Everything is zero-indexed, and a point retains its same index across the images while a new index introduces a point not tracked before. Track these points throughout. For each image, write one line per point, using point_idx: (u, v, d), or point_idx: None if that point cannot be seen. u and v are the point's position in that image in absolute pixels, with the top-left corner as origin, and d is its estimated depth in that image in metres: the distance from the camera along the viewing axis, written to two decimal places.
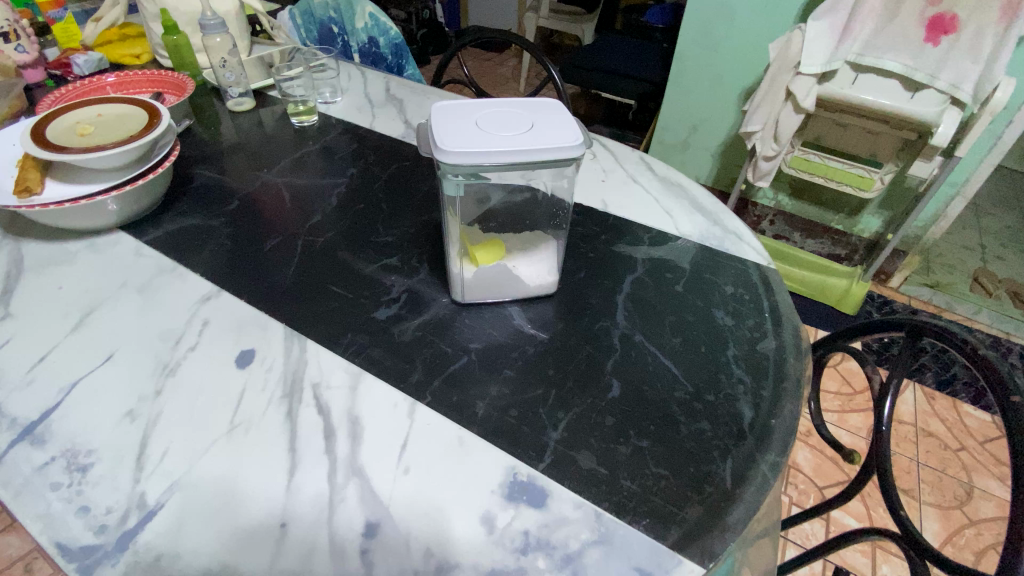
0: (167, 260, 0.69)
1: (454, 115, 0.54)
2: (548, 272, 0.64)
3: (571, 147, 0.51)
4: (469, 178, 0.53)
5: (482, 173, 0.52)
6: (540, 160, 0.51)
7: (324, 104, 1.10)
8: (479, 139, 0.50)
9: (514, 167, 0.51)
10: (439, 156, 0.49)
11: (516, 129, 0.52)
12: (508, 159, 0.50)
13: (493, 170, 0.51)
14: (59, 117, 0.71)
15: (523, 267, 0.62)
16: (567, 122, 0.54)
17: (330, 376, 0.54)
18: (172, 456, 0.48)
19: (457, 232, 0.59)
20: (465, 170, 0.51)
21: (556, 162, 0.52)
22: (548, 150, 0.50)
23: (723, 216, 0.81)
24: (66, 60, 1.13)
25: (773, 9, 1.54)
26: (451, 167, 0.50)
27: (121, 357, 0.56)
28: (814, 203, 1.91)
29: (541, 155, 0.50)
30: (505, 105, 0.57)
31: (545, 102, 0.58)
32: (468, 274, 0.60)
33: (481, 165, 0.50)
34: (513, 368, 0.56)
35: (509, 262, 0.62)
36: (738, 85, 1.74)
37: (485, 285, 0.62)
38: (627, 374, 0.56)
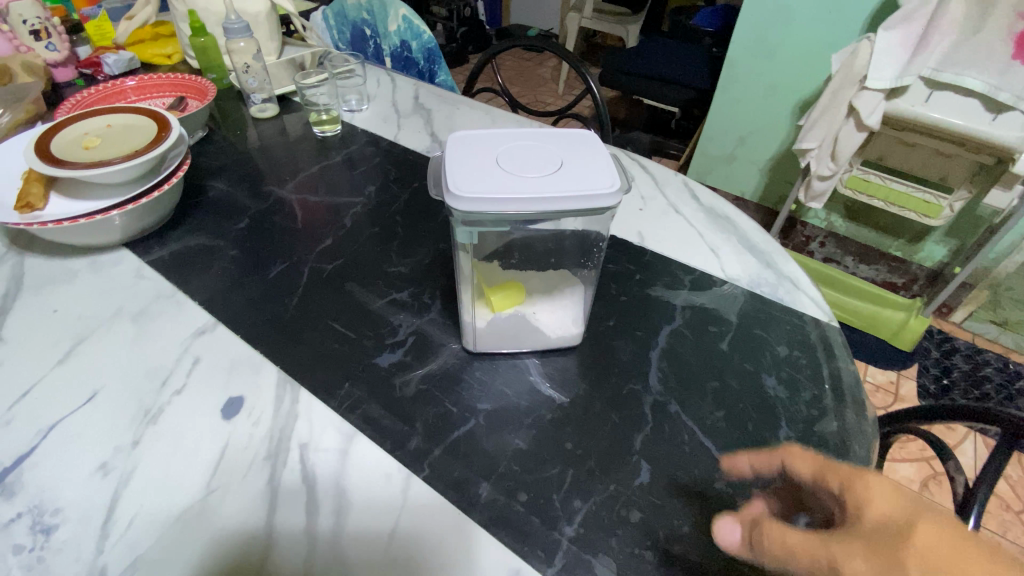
0: (167, 284, 0.65)
1: (475, 148, 0.47)
2: (572, 321, 0.56)
3: (606, 195, 0.43)
4: (485, 227, 0.46)
5: (500, 222, 0.45)
6: (569, 209, 0.44)
7: (349, 111, 1.05)
8: (499, 182, 0.43)
9: (538, 215, 0.44)
10: (451, 204, 0.42)
11: (544, 169, 0.45)
12: (530, 208, 0.43)
13: (513, 219, 0.44)
14: (67, 128, 0.67)
15: (544, 314, 0.55)
16: (603, 163, 0.47)
17: (321, 436, 0.49)
18: (141, 523, 0.43)
19: (470, 270, 0.52)
20: (480, 220, 0.44)
21: (587, 212, 0.45)
22: (579, 198, 0.43)
23: (778, 258, 0.72)
24: (97, 59, 1.12)
25: (837, 16, 1.41)
26: (465, 215, 0.43)
27: (103, 397, 0.52)
28: (870, 226, 1.76)
29: (570, 203, 0.43)
30: (535, 138, 0.50)
31: (580, 136, 0.51)
32: (480, 322, 0.54)
33: (499, 213, 0.43)
34: (526, 438, 0.49)
35: (527, 307, 0.55)
36: (793, 97, 1.61)
37: (499, 334, 0.55)
38: (658, 454, 0.48)
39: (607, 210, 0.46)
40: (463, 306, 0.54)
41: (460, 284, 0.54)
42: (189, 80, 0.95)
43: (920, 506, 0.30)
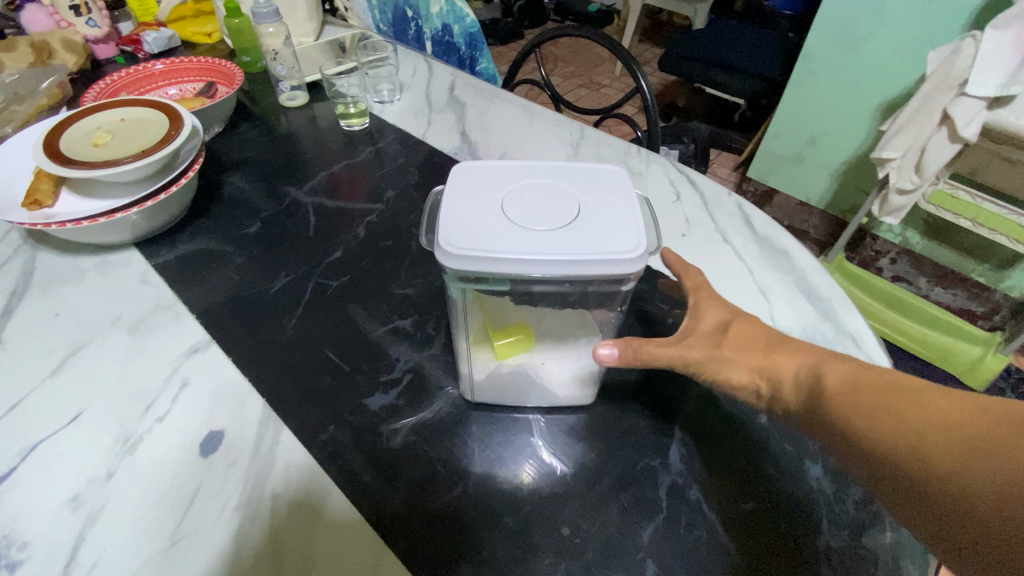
0: (168, 292, 0.62)
1: (480, 185, 0.41)
2: (585, 377, 0.49)
3: (621, 262, 0.36)
4: (479, 286, 0.40)
5: (496, 280, 0.39)
6: (579, 275, 0.37)
7: (380, 103, 0.99)
8: (499, 235, 0.37)
9: (543, 277, 0.38)
10: (441, 259, 0.36)
11: (558, 219, 0.38)
12: (532, 270, 0.36)
13: (514, 278, 0.38)
14: (81, 123, 0.66)
15: (553, 367, 0.48)
16: (628, 214, 0.39)
17: (297, 488, 0.45)
18: (100, 570, 0.41)
19: (472, 309, 0.44)
20: (473, 277, 0.39)
21: (601, 277, 0.38)
22: (590, 263, 0.36)
23: (840, 309, 0.62)
24: (137, 36, 1.11)
25: (939, 6, 1.22)
26: (457, 272, 0.38)
27: (87, 419, 0.50)
28: (951, 247, 1.57)
29: (582, 267, 0.36)
30: (553, 175, 0.43)
31: (608, 175, 0.43)
32: (478, 373, 0.48)
33: (496, 272, 0.37)
34: (517, 516, 0.44)
35: (536, 358, 0.47)
36: (876, 97, 1.43)
37: (499, 386, 0.49)
38: (668, 553, 0.42)
39: (626, 275, 0.39)
40: (461, 351, 0.48)
41: (459, 325, 0.47)
42: (217, 64, 0.92)
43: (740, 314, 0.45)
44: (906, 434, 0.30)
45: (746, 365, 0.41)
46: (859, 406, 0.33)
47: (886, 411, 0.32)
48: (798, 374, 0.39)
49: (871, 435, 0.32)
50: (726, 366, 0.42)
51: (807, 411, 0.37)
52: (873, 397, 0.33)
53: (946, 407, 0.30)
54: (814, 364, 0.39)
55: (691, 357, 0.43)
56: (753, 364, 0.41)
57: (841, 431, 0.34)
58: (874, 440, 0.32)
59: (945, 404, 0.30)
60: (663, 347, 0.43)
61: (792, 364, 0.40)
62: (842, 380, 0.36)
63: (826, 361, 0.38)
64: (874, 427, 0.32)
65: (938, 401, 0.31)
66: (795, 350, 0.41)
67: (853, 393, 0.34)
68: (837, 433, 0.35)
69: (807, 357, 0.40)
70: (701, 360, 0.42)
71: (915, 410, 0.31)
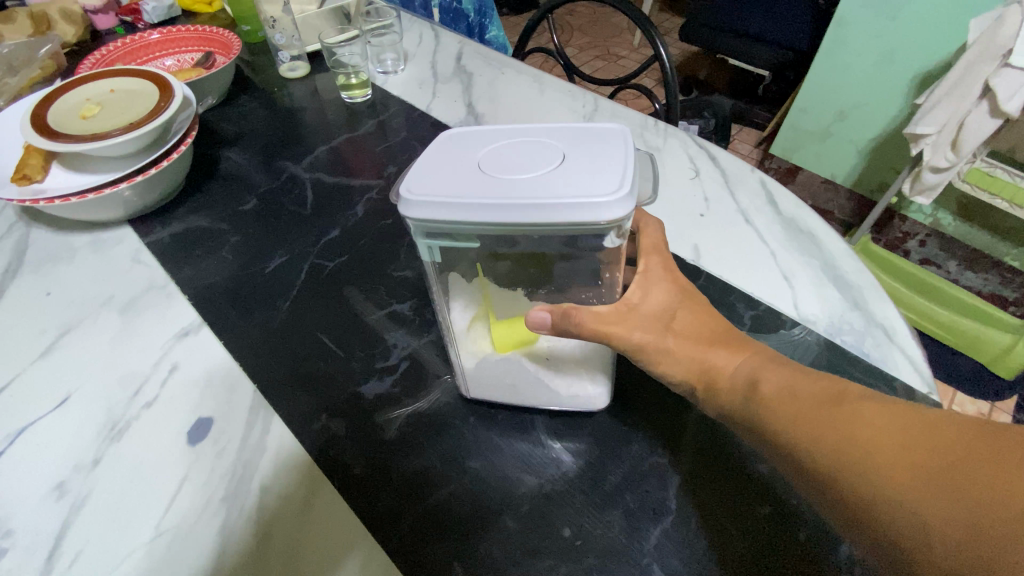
0: (160, 272, 0.60)
1: (462, 146, 0.39)
2: (594, 374, 0.44)
3: (598, 202, 0.31)
4: (450, 243, 0.38)
5: (465, 233, 0.36)
6: (551, 221, 0.32)
7: (384, 74, 0.95)
8: (463, 184, 0.34)
9: (513, 227, 0.34)
10: (400, 210, 0.34)
11: (534, 167, 0.35)
12: (494, 218, 0.32)
13: (484, 229, 0.34)
14: (68, 92, 0.63)
15: (557, 361, 0.44)
16: (615, 163, 0.34)
17: (286, 480, 0.43)
18: (84, 562, 0.39)
19: (473, 291, 0.42)
20: (440, 232, 0.36)
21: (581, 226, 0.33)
22: (564, 205, 0.32)
23: (870, 296, 0.57)
24: (137, 6, 1.07)
25: None
26: (421, 225, 0.35)
27: (75, 403, 0.48)
28: (986, 228, 1.48)
29: (550, 213, 0.32)
30: (544, 135, 0.39)
31: (607, 132, 0.39)
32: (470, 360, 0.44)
33: (458, 222, 0.33)
34: (515, 515, 0.41)
35: (538, 350, 0.44)
36: (913, 68, 1.33)
37: (492, 377, 0.45)
38: (676, 557, 0.39)
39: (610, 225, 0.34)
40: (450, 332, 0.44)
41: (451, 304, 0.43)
42: (214, 33, 0.88)
43: (682, 297, 0.41)
44: (851, 454, 0.30)
45: (688, 361, 0.39)
46: (803, 420, 0.32)
47: (830, 428, 0.31)
48: (737, 374, 0.38)
49: (815, 452, 0.31)
50: (666, 359, 0.40)
51: (740, 413, 0.37)
52: (816, 413, 0.32)
53: (892, 426, 0.29)
54: (754, 367, 0.37)
55: (640, 341, 0.39)
56: (694, 360, 0.39)
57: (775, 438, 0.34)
58: (819, 457, 0.31)
59: (888, 422, 0.30)
60: (607, 321, 0.38)
61: (731, 364, 0.38)
62: (783, 390, 0.35)
63: (764, 364, 0.37)
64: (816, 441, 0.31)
65: (881, 419, 0.30)
66: (733, 346, 0.39)
67: (797, 406, 0.33)
68: (777, 444, 0.34)
69: (747, 357, 0.38)
70: (647, 347, 0.39)
71: (858, 429, 0.30)
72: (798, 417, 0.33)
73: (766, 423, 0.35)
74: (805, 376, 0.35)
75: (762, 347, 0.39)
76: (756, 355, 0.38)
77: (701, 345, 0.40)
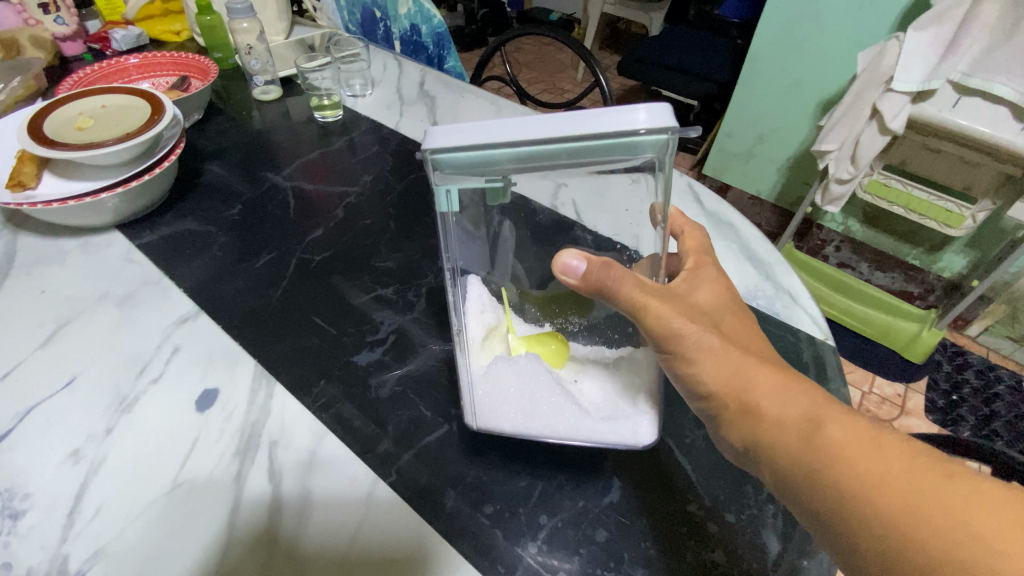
0: (153, 269, 0.65)
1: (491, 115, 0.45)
2: (636, 388, 0.46)
3: (633, 114, 0.37)
4: (468, 183, 0.43)
5: (489, 170, 0.41)
6: (592, 135, 0.37)
7: (353, 97, 1.03)
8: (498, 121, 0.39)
9: (548, 151, 0.38)
10: (421, 151, 0.39)
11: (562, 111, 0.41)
12: (530, 135, 0.37)
13: (517, 158, 0.39)
14: (61, 107, 0.68)
15: (590, 379, 0.47)
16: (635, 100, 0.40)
17: (291, 435, 0.49)
18: (105, 514, 0.43)
19: (499, 319, 0.51)
20: (462, 171, 0.41)
21: (616, 143, 0.38)
22: (604, 114, 0.36)
23: (779, 269, 0.69)
24: (106, 34, 1.12)
25: (867, 11, 1.33)
26: (451, 162, 0.39)
27: (82, 383, 0.52)
28: (889, 233, 1.69)
29: (585, 123, 0.36)
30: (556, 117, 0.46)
31: None
32: (495, 365, 0.46)
33: (494, 147, 0.38)
34: (497, 449, 0.48)
35: (568, 374, 0.48)
36: (816, 94, 1.54)
37: (523, 391, 0.45)
38: (633, 469, 0.47)
39: (642, 142, 0.38)
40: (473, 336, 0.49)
41: (475, 313, 0.50)
42: (190, 59, 0.94)
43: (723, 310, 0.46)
44: (941, 527, 0.32)
45: (725, 368, 0.41)
46: (867, 479, 0.35)
47: (912, 494, 0.33)
48: (789, 408, 0.39)
49: (896, 518, 0.33)
50: (706, 360, 0.41)
51: (791, 448, 0.38)
52: (893, 476, 0.34)
53: (974, 495, 0.33)
54: (809, 408, 0.39)
55: (682, 329, 0.41)
56: (736, 381, 0.41)
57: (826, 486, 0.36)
58: (902, 526, 0.33)
59: (967, 489, 0.33)
60: (644, 293, 0.41)
61: (778, 397, 0.40)
62: (842, 439, 0.37)
63: (820, 405, 0.39)
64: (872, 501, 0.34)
65: (963, 489, 0.33)
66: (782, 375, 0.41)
67: (872, 463, 0.35)
68: (842, 502, 0.35)
69: (799, 390, 0.40)
70: (686, 336, 0.41)
71: (945, 500, 0.33)
72: (877, 479, 0.35)
73: (833, 477, 0.36)
74: (865, 424, 0.38)
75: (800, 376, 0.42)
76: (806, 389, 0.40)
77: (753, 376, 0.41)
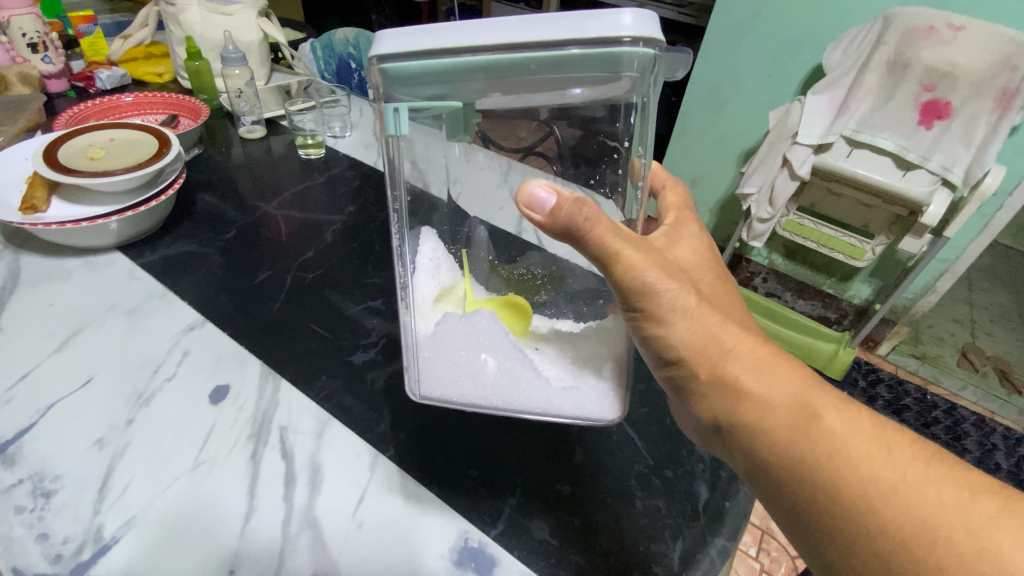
0: (157, 285, 0.71)
1: None
2: (601, 357, 0.50)
3: (617, 17, 0.36)
4: (421, 103, 0.45)
5: (447, 80, 0.41)
6: (565, 41, 0.36)
7: (333, 138, 1.13)
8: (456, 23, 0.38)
9: (514, 61, 0.38)
10: (370, 58, 0.40)
11: None
12: (492, 36, 0.36)
13: (476, 67, 0.39)
14: (72, 140, 0.75)
15: (553, 349, 0.50)
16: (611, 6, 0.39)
17: (299, 420, 0.56)
18: (133, 490, 0.49)
19: (454, 282, 0.55)
20: (416, 81, 0.41)
21: (595, 52, 0.37)
22: (580, 21, 0.36)
23: None
24: (90, 74, 1.18)
25: (775, 78, 1.51)
26: (401, 67, 0.39)
27: (99, 382, 0.57)
28: (807, 266, 1.91)
29: (552, 25, 0.36)
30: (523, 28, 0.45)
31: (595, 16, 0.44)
32: (445, 327, 0.48)
33: (452, 51, 0.37)
34: (479, 427, 0.57)
35: (529, 344, 0.50)
36: (739, 144, 1.69)
37: (485, 359, 0.47)
38: (591, 439, 0.57)
39: (625, 52, 0.38)
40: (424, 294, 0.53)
41: (430, 273, 0.54)
42: (183, 100, 1.03)
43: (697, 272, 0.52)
44: (922, 524, 0.37)
45: (697, 333, 0.45)
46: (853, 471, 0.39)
47: (919, 502, 0.38)
48: (780, 394, 0.43)
49: (887, 513, 0.38)
50: (680, 322, 0.44)
51: (780, 433, 0.42)
52: (905, 483, 0.39)
53: (964, 501, 0.38)
54: (803, 397, 0.43)
55: (653, 283, 0.43)
56: (717, 359, 0.45)
57: (813, 474, 0.40)
58: (917, 536, 0.37)
59: (986, 506, 0.37)
60: (618, 239, 0.41)
61: (766, 382, 0.44)
62: (836, 433, 0.41)
63: (816, 397, 0.43)
64: (857, 493, 0.39)
65: (941, 495, 0.38)
66: (780, 369, 0.45)
67: (884, 467, 0.39)
68: (835, 493, 0.39)
69: (791, 376, 0.44)
70: (660, 291, 0.43)
71: (927, 499, 0.38)
72: (890, 486, 0.39)
73: (822, 467, 0.40)
74: (860, 420, 0.42)
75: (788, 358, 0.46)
76: (800, 379, 0.44)
77: (740, 362, 0.45)
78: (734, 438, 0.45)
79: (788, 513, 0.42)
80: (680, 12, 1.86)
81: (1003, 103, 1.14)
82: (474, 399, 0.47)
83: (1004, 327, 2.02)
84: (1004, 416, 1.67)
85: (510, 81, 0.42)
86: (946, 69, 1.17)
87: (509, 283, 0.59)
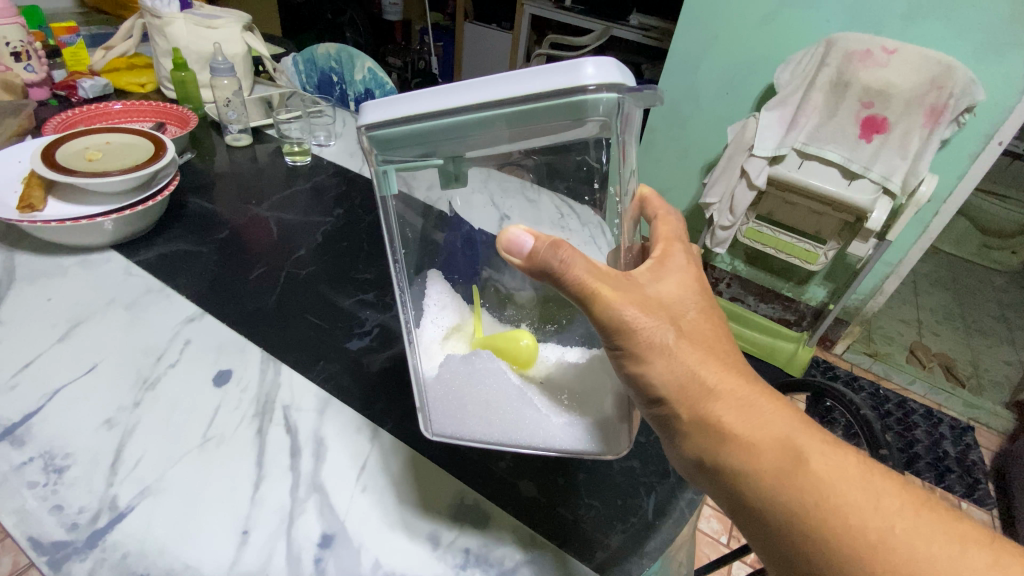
0: (154, 280, 0.74)
1: None
2: (603, 390, 0.50)
3: (581, 69, 0.40)
4: (407, 163, 0.52)
5: (425, 139, 0.47)
6: (527, 96, 0.41)
7: (318, 147, 1.17)
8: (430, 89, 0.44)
9: (484, 117, 0.43)
10: (358, 129, 0.46)
11: None
12: (461, 101, 0.42)
13: (450, 124, 0.44)
14: (68, 146, 0.78)
15: (554, 387, 0.50)
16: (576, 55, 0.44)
17: (300, 400, 0.60)
18: (145, 464, 0.51)
19: (463, 320, 0.57)
20: (399, 143, 0.47)
21: (559, 100, 0.42)
22: (540, 77, 0.40)
23: None
24: (72, 83, 1.20)
25: (733, 97, 1.62)
26: (382, 134, 0.45)
27: (103, 368, 0.60)
28: (766, 271, 2.03)
29: (515, 86, 0.41)
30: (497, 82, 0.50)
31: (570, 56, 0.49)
32: (449, 366, 0.49)
33: (426, 115, 0.43)
34: None
35: (531, 386, 0.50)
36: (702, 157, 1.77)
37: (489, 405, 0.47)
38: None
39: (590, 98, 0.42)
40: (431, 336, 0.55)
41: (433, 317, 0.56)
42: (171, 109, 1.06)
43: (682, 301, 0.47)
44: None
45: (677, 373, 0.44)
46: (843, 521, 0.40)
47: (913, 557, 0.38)
48: (765, 435, 0.43)
49: (879, 564, 0.38)
50: (658, 357, 0.43)
51: (766, 478, 0.42)
52: (894, 535, 0.39)
53: (960, 555, 0.38)
54: (792, 440, 0.43)
55: (633, 320, 0.42)
56: (697, 396, 0.44)
57: (801, 522, 0.40)
58: None
59: (978, 560, 0.38)
60: (594, 277, 0.42)
61: (752, 423, 0.43)
62: (823, 479, 0.41)
63: (805, 440, 0.43)
64: (849, 544, 0.39)
65: (939, 550, 0.38)
66: (763, 409, 0.44)
67: (873, 518, 0.39)
68: (825, 541, 0.39)
69: (778, 417, 0.44)
70: (637, 327, 0.43)
71: (923, 554, 0.38)
72: (880, 536, 0.39)
73: (812, 513, 0.40)
74: (853, 467, 0.42)
75: (777, 395, 0.46)
76: (787, 419, 0.44)
77: (722, 401, 0.44)
78: (716, 479, 0.44)
79: (775, 556, 0.43)
80: (643, 33, 1.98)
81: (933, 117, 1.27)
82: (479, 437, 0.48)
83: (948, 327, 2.17)
84: (949, 408, 1.79)
85: (486, 134, 0.47)
86: (880, 88, 1.29)
87: (526, 310, 0.60)
